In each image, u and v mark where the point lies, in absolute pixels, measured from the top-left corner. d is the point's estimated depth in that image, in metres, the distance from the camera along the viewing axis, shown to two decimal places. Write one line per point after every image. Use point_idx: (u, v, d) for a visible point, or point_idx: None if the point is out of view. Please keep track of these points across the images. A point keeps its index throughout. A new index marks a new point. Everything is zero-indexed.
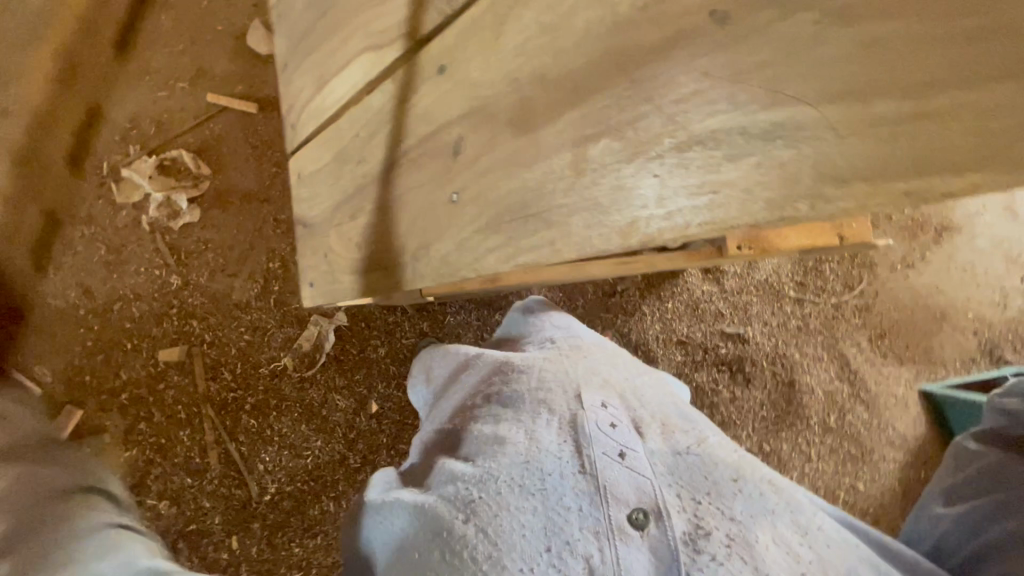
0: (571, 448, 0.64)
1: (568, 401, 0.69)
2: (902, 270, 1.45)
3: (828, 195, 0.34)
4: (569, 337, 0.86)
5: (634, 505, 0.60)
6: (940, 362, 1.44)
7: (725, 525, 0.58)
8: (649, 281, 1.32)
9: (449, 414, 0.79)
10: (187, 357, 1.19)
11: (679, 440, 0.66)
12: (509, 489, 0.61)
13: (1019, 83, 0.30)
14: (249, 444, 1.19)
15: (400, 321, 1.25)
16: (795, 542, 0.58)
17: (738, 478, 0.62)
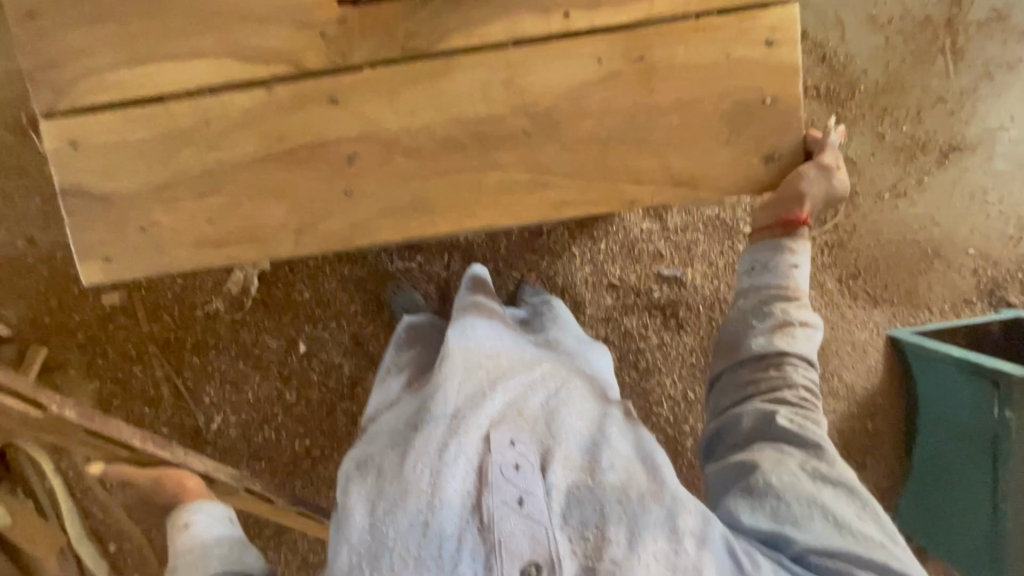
0: (468, 500, 0.60)
1: (472, 437, 0.63)
2: (891, 200, 1.26)
3: (567, 214, 0.67)
4: (493, 341, 0.78)
5: (528, 557, 0.56)
6: (923, 306, 1.28)
7: (610, 552, 0.57)
8: (580, 219, 1.22)
9: (362, 447, 0.72)
10: (128, 300, 1.27)
11: (580, 472, 0.62)
12: (405, 561, 0.57)
13: (635, 175, 0.67)
14: (193, 379, 1.29)
15: (321, 266, 1.25)
16: (672, 552, 0.57)
17: (626, 501, 0.60)
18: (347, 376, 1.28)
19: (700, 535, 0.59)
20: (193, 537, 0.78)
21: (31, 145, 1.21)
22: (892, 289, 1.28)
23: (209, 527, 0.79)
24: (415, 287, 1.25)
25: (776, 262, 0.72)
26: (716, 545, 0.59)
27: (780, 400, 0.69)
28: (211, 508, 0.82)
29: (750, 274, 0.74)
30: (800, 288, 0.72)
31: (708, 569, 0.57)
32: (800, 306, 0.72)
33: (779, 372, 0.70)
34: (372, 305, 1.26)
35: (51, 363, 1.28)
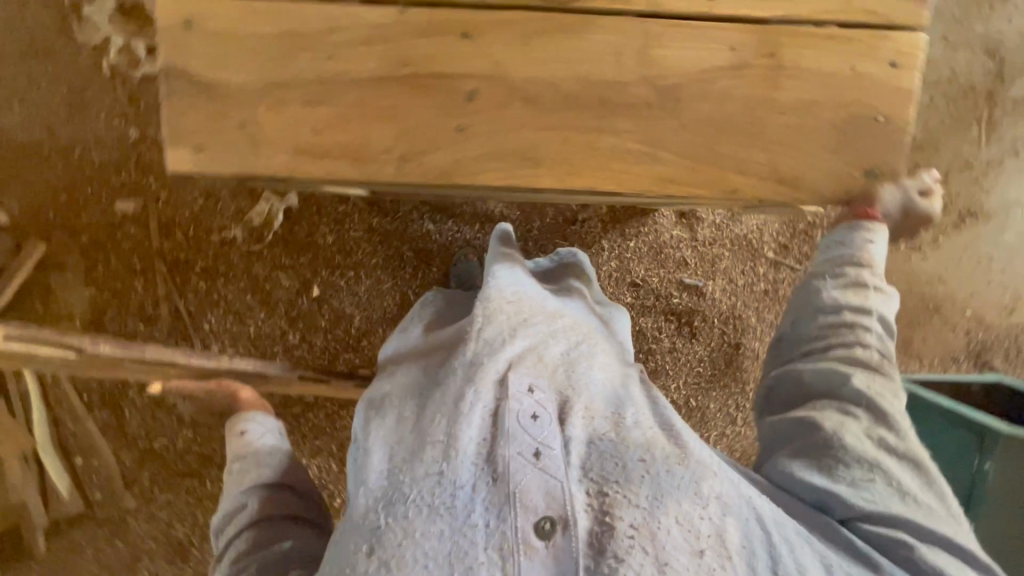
0: (482, 448, 0.53)
1: (486, 383, 0.57)
2: (906, 251, 1.32)
3: (668, 189, 0.68)
4: (517, 288, 0.71)
5: (543, 512, 0.49)
6: (914, 356, 1.35)
7: (629, 514, 0.50)
8: (615, 213, 1.24)
9: (378, 389, 0.66)
10: (142, 212, 1.22)
11: (602, 425, 0.57)
12: (418, 511, 0.50)
13: (742, 162, 0.68)
14: (196, 304, 1.25)
15: (350, 213, 1.24)
16: (694, 515, 0.52)
17: (649, 460, 0.54)
18: (356, 328, 1.26)
19: (726, 501, 0.54)
20: (246, 443, 0.81)
21: (68, 32, 1.16)
22: None
23: (262, 436, 0.82)
24: (441, 250, 1.25)
25: (863, 236, 0.74)
26: (745, 515, 0.54)
27: (853, 357, 0.69)
28: (264, 420, 0.85)
29: (835, 240, 0.75)
30: (879, 260, 0.73)
31: (733, 534, 0.52)
32: (875, 274, 0.73)
33: (851, 331, 0.70)
34: (394, 261, 1.25)
35: (49, 262, 1.22)
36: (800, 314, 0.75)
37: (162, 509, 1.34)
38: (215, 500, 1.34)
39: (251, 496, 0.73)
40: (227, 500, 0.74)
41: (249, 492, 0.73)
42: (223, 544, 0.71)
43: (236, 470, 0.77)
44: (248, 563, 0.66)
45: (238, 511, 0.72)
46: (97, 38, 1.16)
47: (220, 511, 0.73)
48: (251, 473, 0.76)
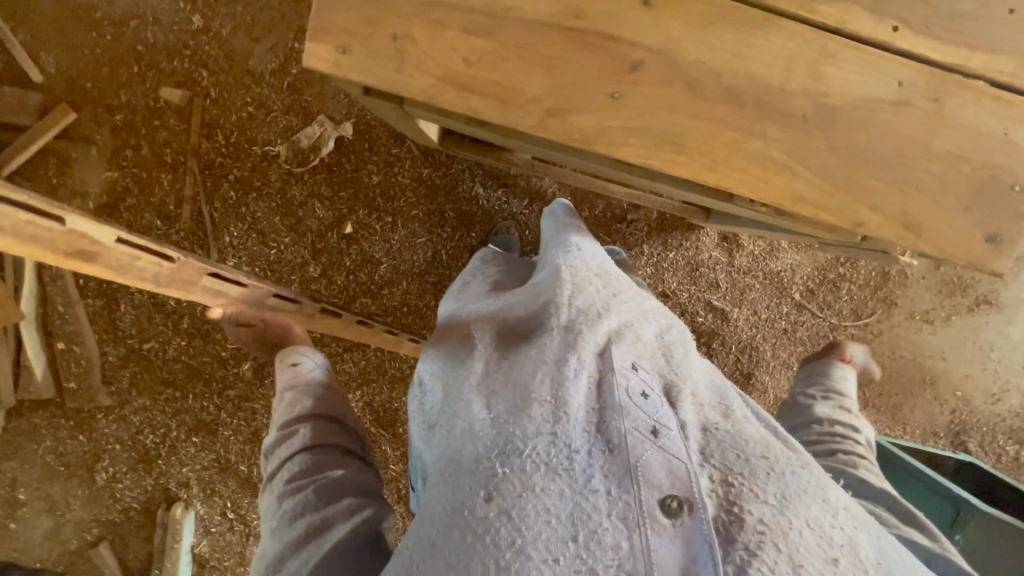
0: (593, 415, 0.47)
1: (588, 351, 0.52)
2: (918, 322, 1.37)
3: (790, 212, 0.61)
4: (598, 260, 0.69)
5: (668, 490, 0.43)
6: (900, 423, 1.40)
7: (759, 508, 0.43)
8: (663, 222, 1.25)
9: (459, 343, 0.61)
10: (187, 105, 1.16)
11: (712, 416, 0.52)
12: (534, 467, 0.44)
13: None
14: (222, 213, 1.18)
15: (402, 158, 1.20)
16: (826, 523, 0.44)
17: (771, 458, 0.48)
18: (380, 275, 1.22)
19: (852, 513, 0.48)
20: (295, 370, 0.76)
21: None
22: (884, 398, 1.39)
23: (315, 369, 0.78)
24: (484, 217, 1.23)
25: (830, 366, 0.98)
26: (873, 533, 0.47)
27: (855, 450, 0.81)
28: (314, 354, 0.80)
29: (808, 371, 0.99)
30: (848, 389, 0.94)
31: (865, 548, 0.44)
32: (849, 399, 0.92)
33: (844, 432, 0.84)
34: (434, 217, 1.22)
35: (74, 133, 1.15)
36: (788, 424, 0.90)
37: (135, 413, 1.27)
38: (192, 416, 1.27)
39: (302, 420, 0.69)
40: (283, 423, 0.69)
41: (299, 416, 0.70)
42: (270, 466, 0.67)
43: (292, 396, 0.73)
44: (298, 486, 0.62)
45: (287, 435, 0.68)
46: None
47: (275, 432, 0.69)
48: (311, 400, 0.72)
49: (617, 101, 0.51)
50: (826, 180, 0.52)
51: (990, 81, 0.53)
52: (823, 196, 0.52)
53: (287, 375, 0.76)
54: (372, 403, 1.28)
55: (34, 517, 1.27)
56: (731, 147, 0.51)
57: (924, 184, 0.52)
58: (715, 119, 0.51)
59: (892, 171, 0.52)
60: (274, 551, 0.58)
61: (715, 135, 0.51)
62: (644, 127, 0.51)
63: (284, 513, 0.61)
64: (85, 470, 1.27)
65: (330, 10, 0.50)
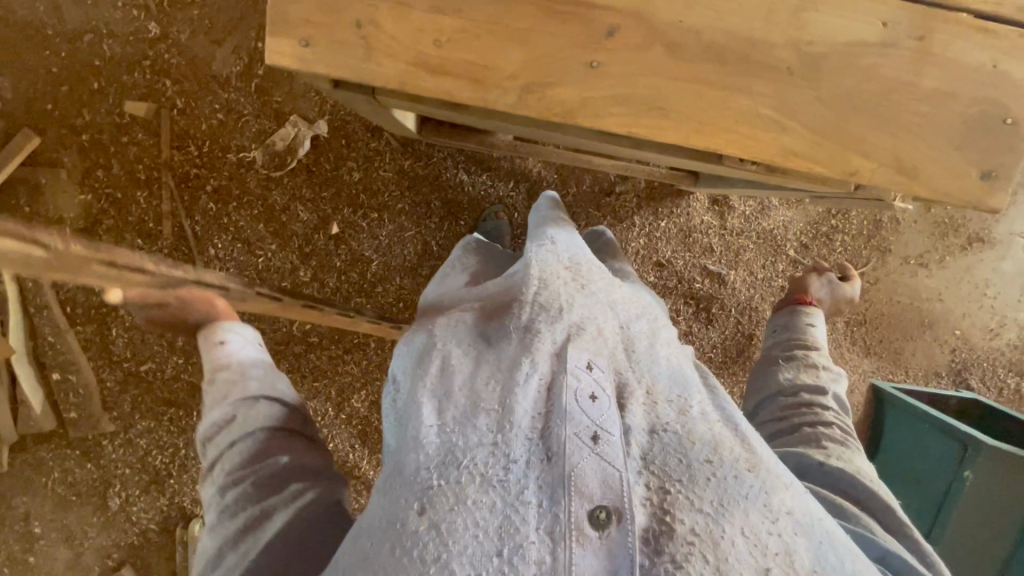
0: (538, 422, 0.42)
1: (543, 353, 0.47)
2: (913, 267, 1.37)
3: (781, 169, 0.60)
4: (572, 250, 0.63)
5: (598, 500, 0.38)
6: (903, 367, 1.40)
7: (691, 516, 0.38)
8: (652, 191, 1.23)
9: (415, 336, 0.56)
10: (154, 117, 1.13)
11: (665, 414, 0.45)
12: (467, 481, 0.39)
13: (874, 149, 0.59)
14: (204, 226, 1.16)
15: (381, 151, 1.18)
16: (763, 530, 0.39)
17: (716, 461, 0.42)
18: (372, 273, 1.20)
19: (800, 519, 0.41)
20: (229, 356, 0.74)
21: None
22: (885, 345, 1.40)
23: (243, 347, 0.76)
24: (471, 203, 1.21)
25: (795, 322, 0.91)
26: (820, 539, 0.41)
27: (822, 420, 0.74)
28: (243, 329, 0.78)
29: (777, 330, 0.92)
30: (819, 343, 0.88)
31: (804, 556, 0.39)
32: (821, 355, 0.86)
33: (810, 400, 0.77)
34: (420, 208, 1.19)
35: (40, 158, 1.12)
36: (756, 395, 0.83)
37: (141, 436, 1.26)
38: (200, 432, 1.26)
39: (245, 407, 0.67)
40: (213, 409, 0.68)
41: (237, 403, 0.67)
42: (211, 456, 0.65)
43: (225, 379, 0.71)
44: (241, 476, 0.61)
45: (227, 423, 0.66)
46: None
47: (207, 422, 0.67)
48: (242, 382, 0.70)
49: (597, 70, 0.49)
50: (817, 132, 0.51)
51: (975, 13, 0.52)
52: (815, 148, 0.51)
53: (214, 356, 0.74)
54: (377, 401, 1.27)
55: (53, 548, 1.27)
56: (717, 106, 0.50)
57: (916, 126, 0.51)
58: (699, 79, 0.50)
59: (882, 116, 0.51)
60: (217, 541, 0.58)
61: (700, 96, 0.50)
62: (627, 94, 0.49)
63: (225, 504, 0.60)
64: (98, 497, 1.26)
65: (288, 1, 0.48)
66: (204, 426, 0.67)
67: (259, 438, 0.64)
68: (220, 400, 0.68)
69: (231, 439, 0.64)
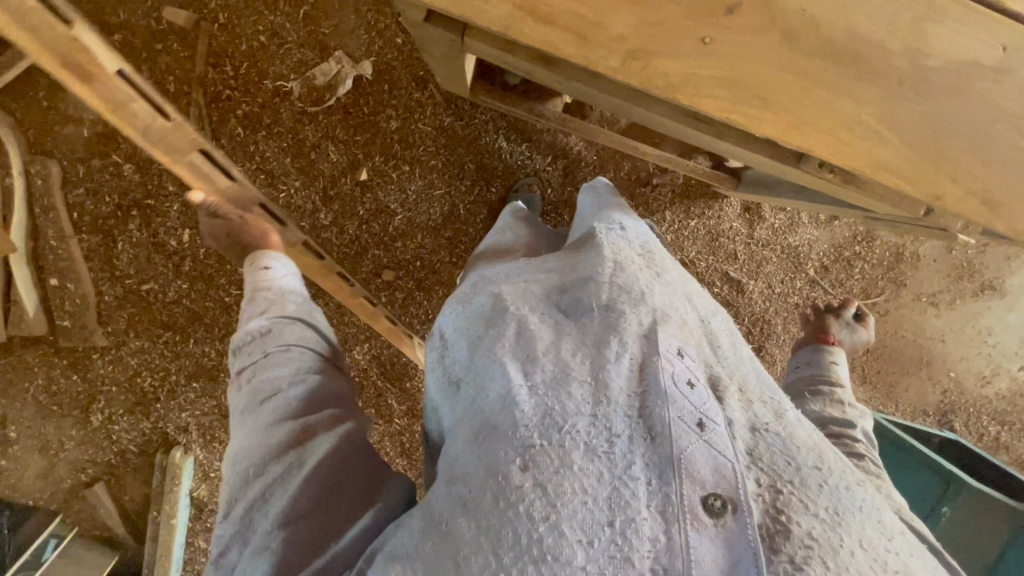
0: (635, 401, 0.43)
1: (631, 333, 0.47)
2: (923, 304, 1.39)
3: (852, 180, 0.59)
4: (642, 238, 0.65)
5: (711, 488, 0.39)
6: (895, 400, 1.43)
7: (808, 519, 0.39)
8: (688, 188, 1.22)
9: (478, 294, 0.55)
10: (192, 29, 1.08)
11: (762, 414, 0.46)
12: (573, 446, 0.40)
13: None
14: (228, 151, 1.11)
15: (423, 103, 1.14)
16: (879, 545, 0.40)
17: (824, 469, 0.43)
18: (395, 226, 1.17)
19: (909, 539, 0.43)
20: (270, 283, 0.70)
21: None
22: (880, 375, 1.42)
23: (284, 275, 0.73)
24: (505, 171, 1.18)
25: (819, 360, 0.91)
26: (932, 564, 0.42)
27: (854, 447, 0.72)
28: (284, 259, 0.76)
29: (800, 367, 0.92)
30: (843, 379, 0.87)
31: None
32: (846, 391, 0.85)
33: (840, 428, 0.75)
34: (454, 169, 1.17)
35: None
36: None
37: (133, 355, 1.22)
38: (193, 361, 1.23)
39: (282, 325, 0.63)
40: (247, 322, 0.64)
41: (275, 319, 0.64)
42: (239, 365, 0.60)
43: (262, 298, 0.68)
44: (275, 385, 0.56)
45: (262, 334, 0.62)
46: None
47: (240, 332, 0.63)
48: (280, 302, 0.67)
49: (705, 46, 0.47)
50: (910, 149, 0.50)
51: None
52: (904, 165, 0.50)
53: (252, 278, 0.72)
54: (379, 356, 1.25)
55: (27, 455, 1.24)
56: (818, 106, 0.49)
57: (1009, 159, 0.51)
58: (806, 73, 0.48)
59: (977, 143, 0.50)
60: (245, 449, 0.53)
61: (804, 92, 0.48)
62: (731, 77, 0.48)
63: (256, 414, 0.55)
64: (80, 410, 1.23)
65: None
66: (235, 337, 0.63)
67: (296, 353, 0.60)
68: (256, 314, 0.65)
69: (268, 347, 0.60)
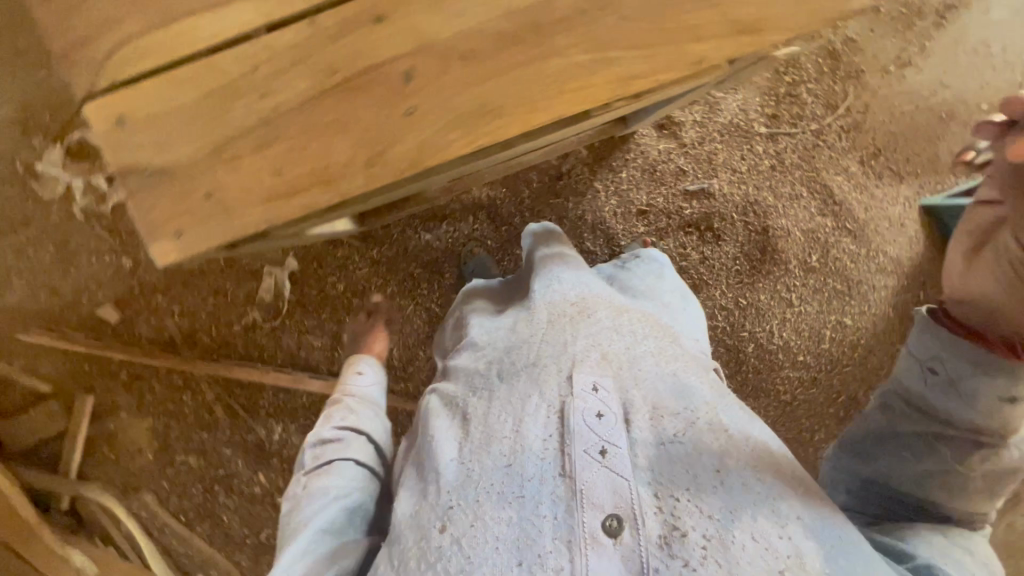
0: (550, 445, 0.57)
1: (553, 385, 0.62)
2: (897, 71, 1.25)
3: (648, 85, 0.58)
4: (577, 286, 0.79)
5: (610, 511, 0.52)
6: (947, 171, 1.28)
7: (701, 524, 0.52)
8: (597, 152, 1.21)
9: (451, 394, 0.73)
10: (164, 330, 1.25)
11: (669, 426, 0.59)
12: (488, 497, 0.56)
13: None
14: (246, 394, 1.27)
15: (349, 255, 1.23)
16: (773, 535, 0.52)
17: (722, 472, 0.56)
18: (398, 360, 1.25)
19: (807, 522, 0.54)
20: (354, 392, 0.86)
21: (32, 194, 1.20)
22: (914, 160, 1.27)
23: (369, 389, 0.88)
24: (447, 255, 1.23)
25: (971, 385, 0.55)
26: (832, 541, 0.53)
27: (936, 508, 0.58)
28: (369, 374, 0.92)
29: (931, 386, 0.58)
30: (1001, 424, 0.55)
31: (815, 560, 0.51)
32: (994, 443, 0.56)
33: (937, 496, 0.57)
34: (408, 284, 1.24)
35: (101, 410, 1.27)
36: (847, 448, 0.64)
37: None
38: None
39: (353, 436, 0.78)
40: (329, 417, 0.80)
41: (348, 429, 0.78)
42: (311, 452, 0.75)
43: (342, 405, 0.83)
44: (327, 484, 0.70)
45: (334, 438, 0.76)
46: (60, 188, 1.20)
47: (324, 423, 0.79)
48: (355, 415, 0.81)
49: (416, 114, 0.50)
50: (639, 46, 0.49)
51: None
52: (645, 60, 0.49)
53: (344, 383, 0.88)
54: None
55: None
56: (536, 81, 0.50)
57: None
58: (507, 67, 0.49)
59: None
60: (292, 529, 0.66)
61: (516, 80, 0.50)
62: (454, 117, 0.50)
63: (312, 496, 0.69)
64: None
65: (139, 209, 0.51)
66: (319, 427, 0.78)
67: (352, 471, 0.73)
68: (340, 412, 0.81)
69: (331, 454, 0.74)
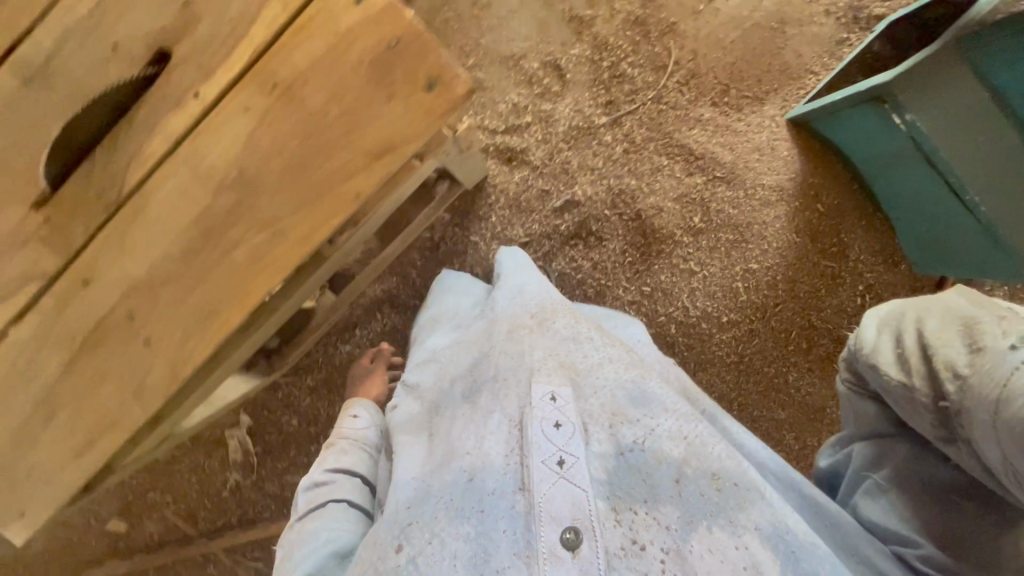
0: (512, 458, 0.57)
1: (514, 398, 0.63)
2: (708, 6, 1.24)
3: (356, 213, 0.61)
4: (541, 296, 0.79)
5: (567, 522, 0.52)
6: (803, 73, 1.23)
7: (659, 536, 0.53)
8: (461, 208, 1.24)
9: (413, 416, 0.74)
10: (167, 520, 1.35)
11: (627, 434, 0.59)
12: (446, 511, 0.56)
13: None
14: (259, 546, 1.35)
15: (290, 392, 1.31)
16: (725, 544, 0.53)
17: (681, 480, 0.57)
18: None
19: (765, 530, 0.55)
20: (351, 431, 0.89)
21: None
22: (766, 78, 1.23)
23: (366, 426, 0.91)
24: None
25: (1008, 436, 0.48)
26: (783, 544, 0.55)
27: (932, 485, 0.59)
28: (366, 412, 0.95)
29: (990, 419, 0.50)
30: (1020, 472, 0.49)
31: (770, 565, 0.53)
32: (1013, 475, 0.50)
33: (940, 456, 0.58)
34: None
35: None
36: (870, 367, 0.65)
37: None
38: None
39: (342, 477, 0.79)
40: (324, 461, 0.82)
41: (339, 471, 0.80)
42: (303, 500, 0.76)
43: (339, 446, 0.85)
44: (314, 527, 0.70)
45: (323, 482, 0.78)
46: None
47: (319, 467, 0.81)
48: (349, 455, 0.83)
49: (153, 341, 0.56)
50: (298, 210, 0.53)
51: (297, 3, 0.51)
52: (310, 219, 0.53)
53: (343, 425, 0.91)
54: None
55: None
56: (231, 275, 0.54)
57: (350, 120, 0.52)
58: (202, 274, 0.54)
59: (323, 146, 0.52)
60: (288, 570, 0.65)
61: (215, 281, 0.54)
62: (181, 332, 0.55)
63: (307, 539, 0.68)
64: None
65: None
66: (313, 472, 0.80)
67: (342, 509, 0.73)
68: (334, 456, 0.83)
69: (321, 497, 0.75)
